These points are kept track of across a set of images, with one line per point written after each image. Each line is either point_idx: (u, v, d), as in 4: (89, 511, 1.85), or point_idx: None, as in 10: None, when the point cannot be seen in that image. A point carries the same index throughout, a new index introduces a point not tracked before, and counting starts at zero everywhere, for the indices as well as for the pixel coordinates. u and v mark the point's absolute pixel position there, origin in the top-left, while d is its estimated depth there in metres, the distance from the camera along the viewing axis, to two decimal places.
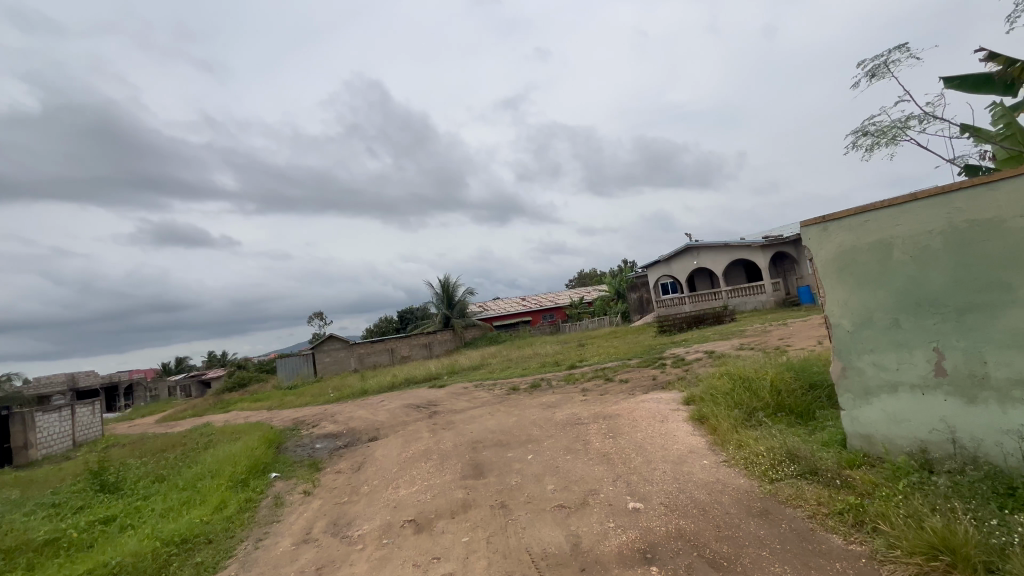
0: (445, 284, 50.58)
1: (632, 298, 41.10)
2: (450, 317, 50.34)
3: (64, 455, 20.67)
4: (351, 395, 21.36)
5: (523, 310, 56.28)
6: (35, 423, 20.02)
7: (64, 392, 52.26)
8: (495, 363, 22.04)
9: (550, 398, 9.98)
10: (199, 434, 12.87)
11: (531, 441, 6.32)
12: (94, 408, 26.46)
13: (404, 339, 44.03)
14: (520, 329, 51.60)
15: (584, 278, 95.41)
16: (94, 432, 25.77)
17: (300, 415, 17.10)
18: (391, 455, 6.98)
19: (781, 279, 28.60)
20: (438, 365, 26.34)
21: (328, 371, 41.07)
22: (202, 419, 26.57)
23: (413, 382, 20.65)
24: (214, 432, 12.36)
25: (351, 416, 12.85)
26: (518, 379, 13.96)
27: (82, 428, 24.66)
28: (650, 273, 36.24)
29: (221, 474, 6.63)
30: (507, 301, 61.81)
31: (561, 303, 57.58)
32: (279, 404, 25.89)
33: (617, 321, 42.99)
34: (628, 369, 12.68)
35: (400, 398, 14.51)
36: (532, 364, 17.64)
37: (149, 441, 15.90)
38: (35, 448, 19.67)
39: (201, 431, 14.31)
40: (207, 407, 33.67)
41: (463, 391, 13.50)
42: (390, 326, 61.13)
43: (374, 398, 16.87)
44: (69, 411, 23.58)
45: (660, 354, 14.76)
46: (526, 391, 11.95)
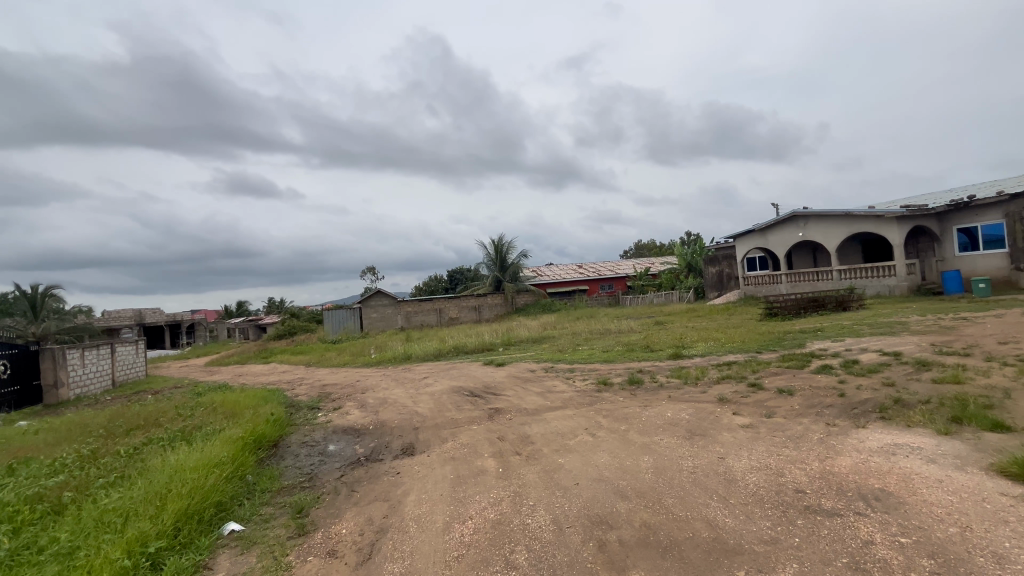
0: (499, 244, 47.40)
1: (709, 273, 36.22)
2: (502, 281, 47.41)
3: (96, 396, 19.70)
4: (392, 360, 18.85)
5: (579, 278, 52.33)
6: (66, 361, 18.99)
7: (132, 327, 54.79)
8: (558, 338, 18.73)
9: (677, 414, 6.45)
10: (209, 400, 10.56)
11: (738, 566, 2.84)
12: (139, 347, 25.88)
13: (453, 300, 41.71)
14: (576, 299, 47.97)
15: (643, 249, 89.26)
16: (137, 372, 25.25)
17: (331, 382, 14.65)
18: (431, 522, 3.79)
19: (917, 261, 23.06)
20: (492, 332, 23.46)
21: (374, 328, 39.56)
22: (243, 369, 25.44)
23: (461, 353, 17.77)
24: (221, 401, 9.95)
25: (386, 396, 9.95)
26: (602, 367, 10.51)
27: (124, 367, 24.04)
28: (738, 245, 31.19)
29: (129, 528, 3.70)
30: (562, 267, 57.94)
31: (622, 273, 53.06)
32: (320, 360, 24.15)
33: (688, 298, 38.37)
34: (770, 368, 8.89)
35: (449, 376, 11.50)
36: (612, 344, 14.13)
37: (170, 397, 14.08)
38: (65, 387, 18.67)
39: (221, 395, 12.18)
40: (252, 355, 32.94)
41: (530, 377, 10.21)
42: (440, 286, 59.22)
43: (418, 370, 14.15)
44: (109, 350, 22.81)
45: (799, 347, 10.78)
46: (625, 390, 8.45)
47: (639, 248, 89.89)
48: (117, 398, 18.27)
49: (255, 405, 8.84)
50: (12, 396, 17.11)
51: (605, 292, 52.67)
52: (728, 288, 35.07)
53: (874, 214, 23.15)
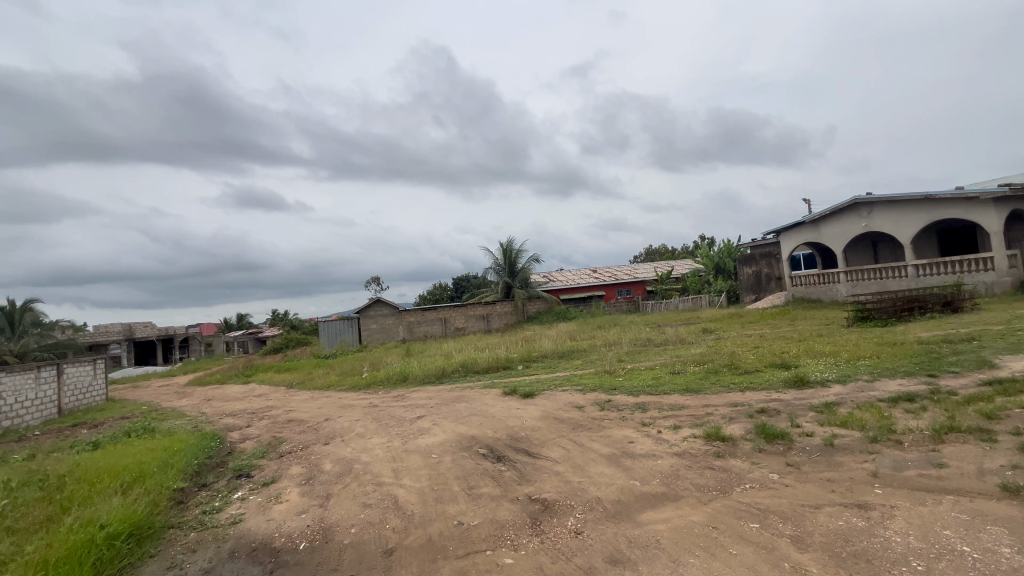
0: (508, 248, 43.97)
1: (744, 273, 32.43)
2: (512, 287, 43.87)
3: (27, 430, 16.24)
4: (385, 381, 15.28)
5: (594, 283, 48.58)
6: None
7: (120, 342, 51.60)
8: (591, 353, 15.03)
9: (988, 553, 2.75)
10: (89, 458, 6.90)
11: None
12: (98, 367, 22.48)
13: (460, 308, 38.26)
14: (592, 305, 44.25)
15: (656, 253, 85.61)
16: (96, 396, 21.85)
17: (301, 415, 11.11)
18: None
19: (1016, 252, 19.21)
20: (505, 345, 19.82)
21: (374, 340, 36.07)
22: (218, 391, 21.93)
23: (469, 372, 14.15)
24: (91, 464, 6.24)
25: (352, 454, 6.27)
26: (691, 403, 6.83)
27: (78, 390, 20.66)
28: (783, 242, 27.47)
29: None
30: (575, 272, 54.26)
31: (640, 277, 49.28)
32: (306, 379, 20.66)
33: (720, 302, 34.50)
34: (1005, 407, 5.17)
35: (453, 414, 7.84)
36: (677, 362, 10.40)
37: (87, 438, 10.63)
38: None
39: (130, 442, 8.51)
40: (235, 372, 29.50)
41: (581, 423, 6.52)
42: (445, 294, 55.71)
43: (414, 399, 10.52)
44: (55, 371, 19.35)
45: (990, 366, 7.04)
46: (767, 454, 4.72)
47: (654, 251, 85.93)
48: (46, 433, 14.80)
49: (115, 487, 5.12)
50: None
51: (623, 297, 48.88)
52: (767, 290, 31.23)
53: (962, 196, 19.38)
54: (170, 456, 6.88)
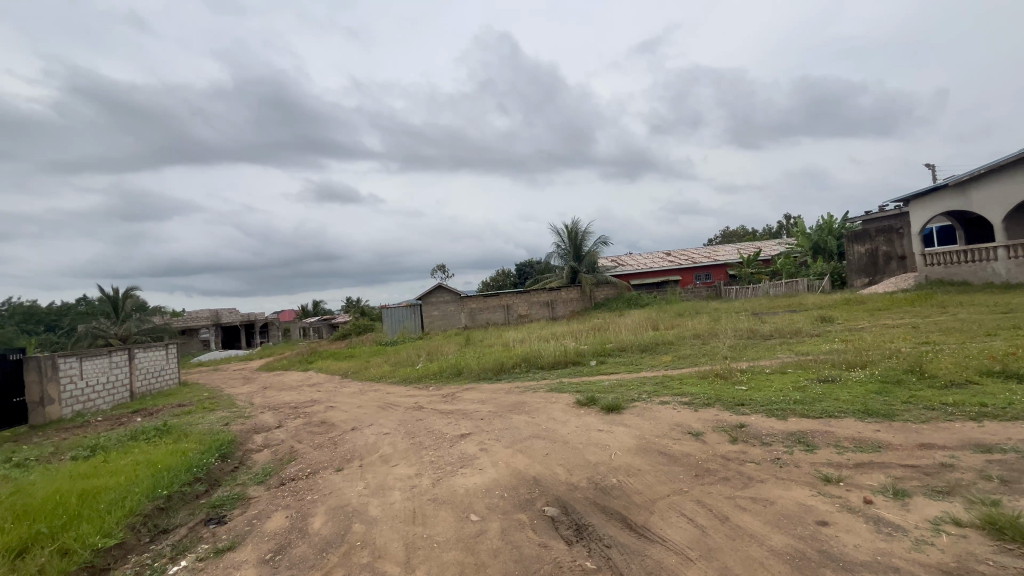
0: (574, 230, 41.27)
1: (855, 253, 27.25)
2: (578, 272, 41.21)
3: (96, 415, 16.39)
4: (438, 374, 13.62)
5: (668, 267, 44.58)
6: (57, 372, 15.73)
7: (210, 327, 55.18)
8: (680, 347, 12.28)
9: None
10: (48, 479, 5.41)
11: None
12: (171, 352, 22.97)
13: (523, 294, 36.30)
14: (666, 291, 40.48)
15: (734, 236, 78.66)
16: (169, 380, 22.34)
17: (337, 416, 9.58)
18: None
19: None
20: (572, 336, 17.44)
21: (435, 328, 35.14)
22: (279, 378, 21.61)
23: (532, 367, 12.00)
24: (25, 492, 4.67)
25: (359, 499, 4.29)
26: (891, 440, 4.18)
27: (151, 375, 21.10)
28: (912, 213, 22.54)
29: None
30: (647, 256, 50.35)
31: (721, 259, 44.53)
32: (361, 368, 19.60)
33: (823, 287, 29.67)
34: None
35: (508, 434, 5.67)
36: (814, 362, 7.55)
37: (116, 434, 9.73)
38: (54, 405, 15.43)
39: (127, 450, 7.07)
40: (301, 358, 29.60)
41: (707, 468, 4.09)
42: (507, 280, 54.02)
43: (464, 403, 8.49)
44: (126, 355, 19.57)
45: None
46: None
47: (733, 234, 78.76)
48: (107, 420, 14.64)
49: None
50: None
51: (701, 282, 44.45)
52: (886, 272, 26.26)
53: None
54: (133, 483, 5.19)
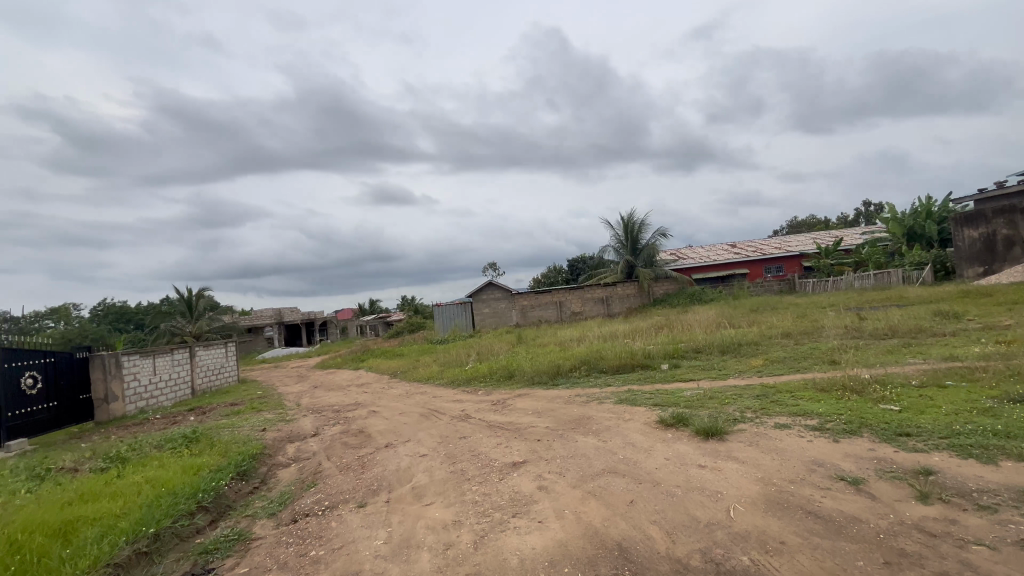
0: (631, 222, 39.13)
1: (964, 238, 23.57)
2: (635, 266, 39.01)
3: (156, 412, 16.69)
4: (488, 376, 12.55)
5: (734, 260, 41.32)
6: (120, 370, 16.08)
7: (274, 325, 57.70)
8: (769, 348, 10.43)
9: None
10: (37, 505, 4.68)
11: None
12: (230, 350, 23.46)
13: (577, 290, 34.70)
14: (733, 285, 37.40)
15: (804, 225, 72.85)
16: (228, 377, 22.81)
17: (377, 424, 8.67)
18: None
19: None
20: (634, 335, 15.80)
21: (487, 326, 34.30)
22: (332, 376, 21.49)
23: (592, 371, 10.61)
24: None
25: (377, 564, 3.16)
26: None
27: (211, 372, 21.55)
28: None
29: None
30: (709, 248, 47.14)
31: (795, 250, 40.66)
32: (410, 368, 18.94)
33: (923, 278, 25.96)
34: None
35: (574, 466, 4.37)
36: (981, 372, 5.67)
37: (156, 438, 9.33)
38: (117, 402, 15.79)
39: (146, 462, 6.41)
40: (354, 356, 29.66)
41: (899, 550, 2.61)
42: (559, 276, 52.44)
43: (518, 415, 7.27)
44: (188, 353, 20.02)
45: None
46: None
47: (805, 224, 72.56)
48: (163, 419, 14.73)
49: None
50: (57, 416, 14.31)
51: (772, 276, 40.82)
52: (1006, 259, 22.47)
53: None
54: (122, 514, 4.35)
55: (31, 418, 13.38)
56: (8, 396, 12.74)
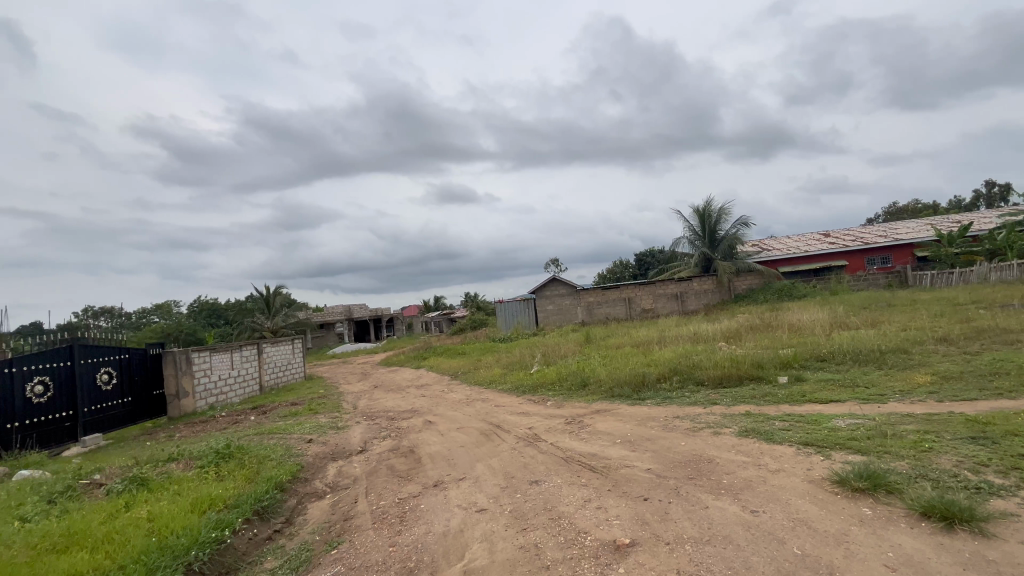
0: (708, 211, 35.81)
1: None
2: (712, 259, 35.66)
3: (224, 409, 16.76)
4: (556, 383, 11.03)
5: (829, 250, 36.68)
6: (190, 366, 16.24)
7: (344, 321, 59.77)
8: (928, 359, 7.95)
9: None
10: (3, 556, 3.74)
11: None
12: (297, 346, 23.68)
13: (647, 286, 32.20)
14: (829, 279, 33.06)
15: (906, 211, 64.51)
16: (295, 374, 23.01)
17: (430, 442, 7.40)
18: None
19: None
20: (726, 338, 13.52)
21: (550, 324, 32.70)
22: (393, 375, 20.94)
23: (685, 383, 8.72)
24: None
25: None
26: None
27: (279, 369, 21.75)
28: None
29: None
30: (797, 238, 42.40)
31: (905, 238, 35.28)
32: (471, 368, 17.77)
33: None
34: None
35: (719, 564, 2.71)
36: None
37: (202, 447, 8.69)
38: (188, 398, 15.94)
39: (167, 487, 5.53)
40: (416, 353, 29.27)
41: None
42: (626, 271, 49.61)
43: (603, 445, 5.64)
44: (256, 350, 20.21)
45: None
46: None
47: (908, 209, 63.99)
48: (227, 417, 14.60)
49: None
50: (130, 411, 14.53)
51: (876, 268, 35.78)
52: None
53: None
54: None
55: (106, 413, 13.62)
56: (84, 392, 12.95)
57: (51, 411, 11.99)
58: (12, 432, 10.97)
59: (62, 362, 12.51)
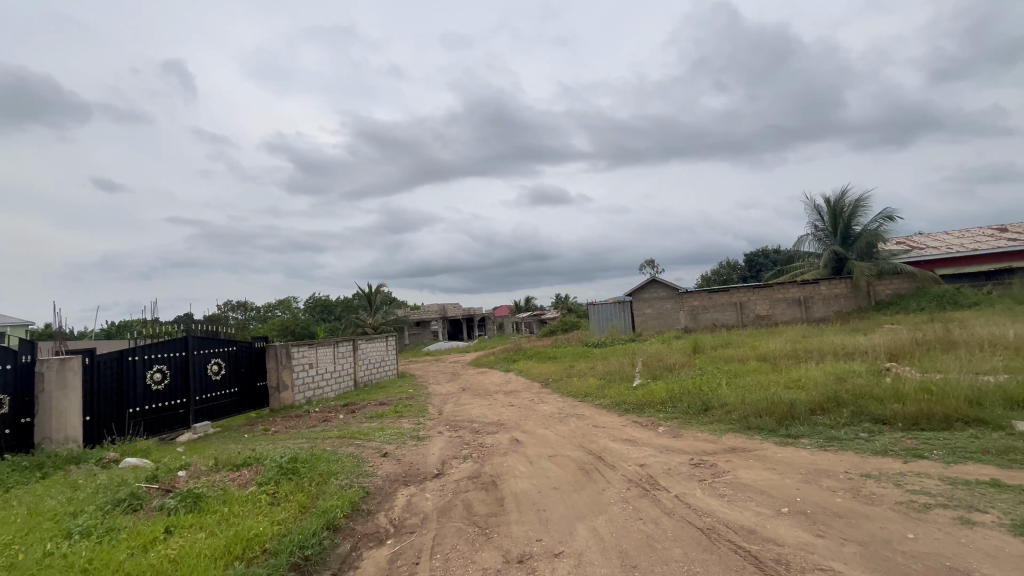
0: (842, 202, 30.64)
1: None
2: (846, 259, 30.48)
3: (319, 404, 17.11)
4: (667, 403, 9.19)
5: (1009, 248, 29.58)
6: (290, 360, 16.75)
7: (438, 320, 61.55)
8: None
9: None
10: None
11: None
12: (390, 344, 23.97)
13: (763, 289, 28.30)
14: (1011, 284, 26.53)
15: None
16: (387, 371, 23.30)
17: (515, 473, 6.10)
18: None
19: None
20: (892, 358, 10.52)
21: (649, 328, 30.06)
22: (481, 377, 20.20)
23: (858, 420, 6.44)
24: None
25: None
26: None
27: (373, 366, 22.11)
28: None
29: None
30: (960, 234, 35.00)
31: None
32: (563, 376, 16.30)
33: None
34: None
35: None
36: None
37: (280, 450, 8.25)
38: (287, 391, 16.45)
39: (217, 509, 4.80)
40: (506, 355, 28.49)
41: None
42: (735, 273, 44.79)
43: (764, 516, 3.86)
44: (351, 347, 20.62)
45: None
46: None
47: None
48: (319, 413, 14.70)
49: None
50: (236, 400, 15.19)
51: None
52: None
53: None
54: None
55: (216, 402, 14.27)
56: (196, 381, 13.60)
57: (167, 398, 12.65)
58: (130, 416, 11.68)
59: (178, 351, 13.18)
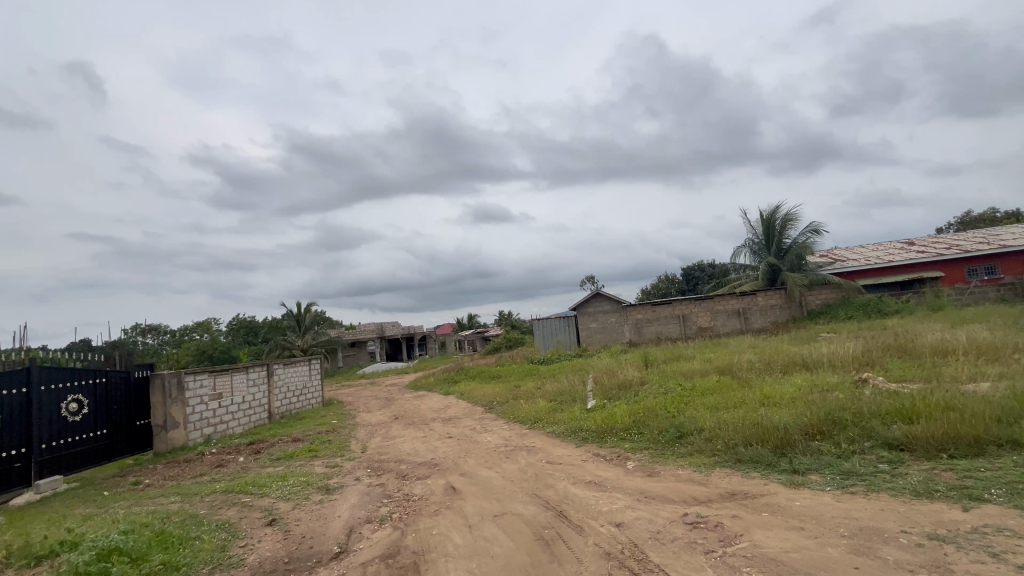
0: (774, 216, 31.65)
1: None
2: (778, 271, 31.42)
3: (219, 443, 14.32)
4: (631, 429, 7.79)
5: (917, 260, 31.84)
6: (182, 393, 13.86)
7: (375, 339, 58.06)
8: None
9: None
10: None
11: None
12: (314, 368, 21.22)
13: (704, 301, 28.35)
14: (923, 292, 28.30)
15: None
16: (310, 400, 20.53)
17: (446, 550, 4.34)
18: None
19: None
20: (858, 368, 9.83)
21: (594, 343, 29.20)
22: (417, 401, 18.12)
23: (868, 447, 5.29)
24: None
25: None
26: None
27: (292, 394, 19.30)
28: None
29: None
30: (873, 247, 37.54)
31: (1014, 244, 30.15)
32: (508, 397, 14.67)
33: None
34: None
35: None
36: None
37: (120, 522, 5.94)
38: (176, 430, 13.58)
39: None
40: (446, 375, 26.45)
41: None
42: (674, 287, 45.52)
43: None
44: (266, 373, 17.80)
45: None
46: None
47: None
48: (213, 456, 12.06)
49: None
50: (105, 445, 12.14)
51: (978, 280, 30.72)
52: None
53: None
54: None
55: (74, 449, 11.27)
56: (43, 424, 10.60)
57: None
58: None
59: (14, 388, 10.14)
